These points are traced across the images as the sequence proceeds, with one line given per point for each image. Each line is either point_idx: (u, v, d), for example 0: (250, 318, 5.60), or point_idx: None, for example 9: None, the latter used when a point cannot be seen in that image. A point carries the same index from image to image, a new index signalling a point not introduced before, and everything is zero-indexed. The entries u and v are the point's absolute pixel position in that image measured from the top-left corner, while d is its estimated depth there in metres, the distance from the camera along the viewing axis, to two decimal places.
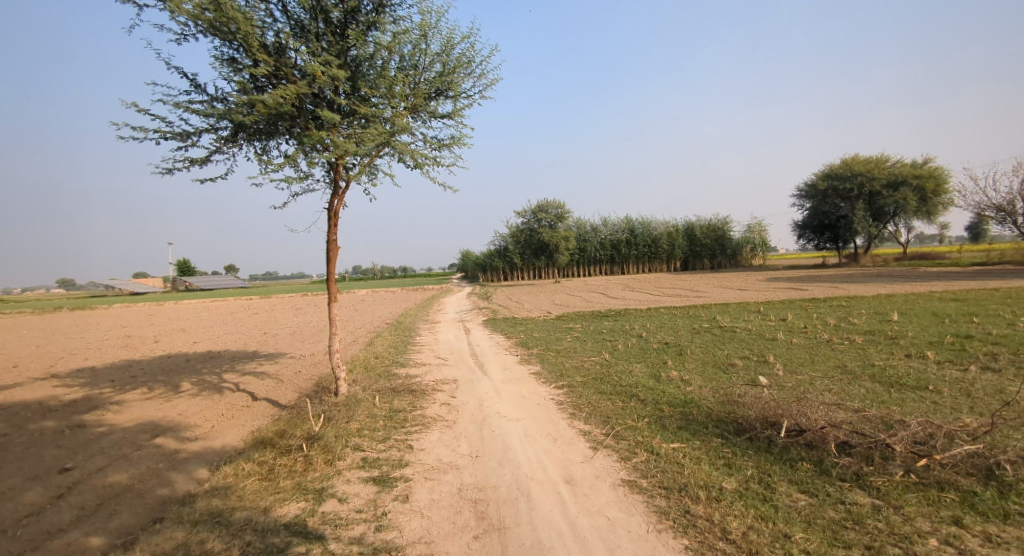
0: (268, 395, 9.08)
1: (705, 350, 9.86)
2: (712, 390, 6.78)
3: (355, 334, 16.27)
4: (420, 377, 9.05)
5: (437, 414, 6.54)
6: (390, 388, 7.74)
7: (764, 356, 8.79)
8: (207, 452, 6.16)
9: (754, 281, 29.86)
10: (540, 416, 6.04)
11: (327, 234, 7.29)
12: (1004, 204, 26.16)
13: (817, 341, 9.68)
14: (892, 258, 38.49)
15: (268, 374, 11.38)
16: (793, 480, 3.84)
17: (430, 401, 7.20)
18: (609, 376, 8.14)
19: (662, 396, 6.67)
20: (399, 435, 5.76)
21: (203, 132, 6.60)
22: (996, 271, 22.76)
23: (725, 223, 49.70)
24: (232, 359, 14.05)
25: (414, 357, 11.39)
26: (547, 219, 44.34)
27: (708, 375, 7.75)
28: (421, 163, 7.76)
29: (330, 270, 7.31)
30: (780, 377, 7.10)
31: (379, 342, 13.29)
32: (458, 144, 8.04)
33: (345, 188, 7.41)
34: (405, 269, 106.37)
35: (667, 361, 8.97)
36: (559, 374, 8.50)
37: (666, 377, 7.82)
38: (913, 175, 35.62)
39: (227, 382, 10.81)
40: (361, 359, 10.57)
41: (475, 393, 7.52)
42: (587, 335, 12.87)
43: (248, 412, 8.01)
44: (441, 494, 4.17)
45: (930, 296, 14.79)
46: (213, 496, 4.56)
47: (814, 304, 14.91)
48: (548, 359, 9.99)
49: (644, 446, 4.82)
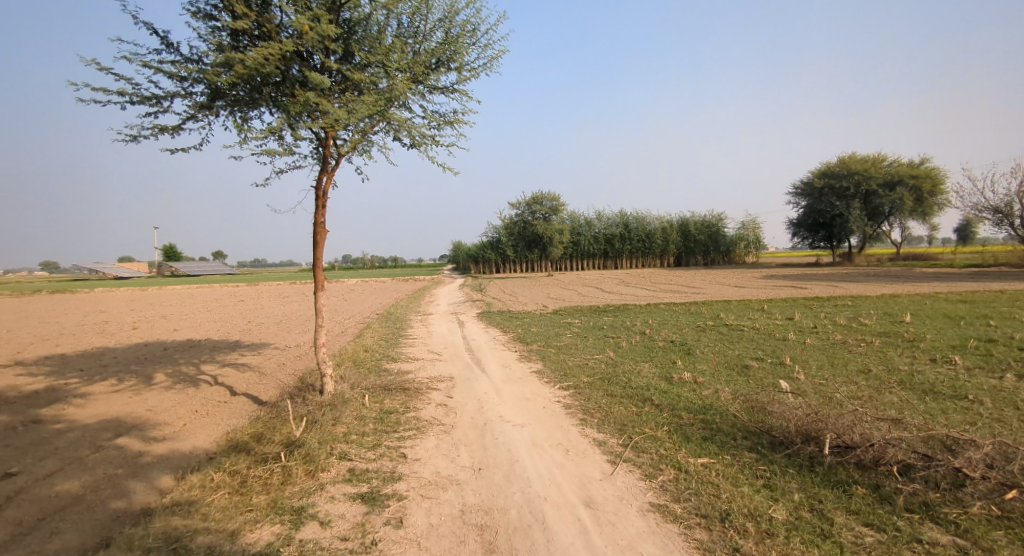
0: (248, 390, 8.42)
1: (715, 349, 9.35)
2: (733, 395, 6.25)
3: (343, 324, 15.57)
4: (413, 373, 8.43)
5: (432, 417, 5.94)
6: (381, 386, 7.12)
7: (779, 357, 8.31)
8: (173, 456, 5.50)
9: (749, 278, 29.48)
10: (548, 422, 5.46)
11: (315, 216, 6.63)
12: (1001, 206, 26.02)
13: (830, 342, 9.22)
14: (886, 258, 38.35)
15: (250, 366, 10.69)
16: (851, 511, 3.30)
17: (425, 401, 6.60)
18: (617, 377, 7.60)
19: (678, 401, 6.14)
20: (391, 441, 5.16)
21: (174, 96, 5.91)
22: (995, 273, 22.60)
23: (719, 219, 49.39)
24: (212, 349, 13.32)
25: (406, 350, 10.77)
26: (542, 211, 42.27)
27: (723, 378, 7.23)
28: (419, 141, 7.15)
29: (318, 256, 6.65)
30: (804, 382, 6.59)
31: (369, 334, 12.63)
32: (460, 122, 7.42)
33: (335, 166, 6.76)
34: (395, 259, 105.38)
35: (677, 361, 8.44)
36: (562, 372, 7.95)
37: (679, 379, 7.28)
38: (910, 175, 35.46)
39: (205, 374, 10.11)
40: (350, 353, 9.92)
41: (473, 393, 6.93)
42: (587, 331, 12.34)
43: (224, 410, 7.35)
44: (441, 517, 3.58)
45: (936, 297, 14.46)
46: (174, 513, 3.93)
47: (819, 303, 14.48)
48: (549, 356, 9.43)
49: (670, 461, 4.27)
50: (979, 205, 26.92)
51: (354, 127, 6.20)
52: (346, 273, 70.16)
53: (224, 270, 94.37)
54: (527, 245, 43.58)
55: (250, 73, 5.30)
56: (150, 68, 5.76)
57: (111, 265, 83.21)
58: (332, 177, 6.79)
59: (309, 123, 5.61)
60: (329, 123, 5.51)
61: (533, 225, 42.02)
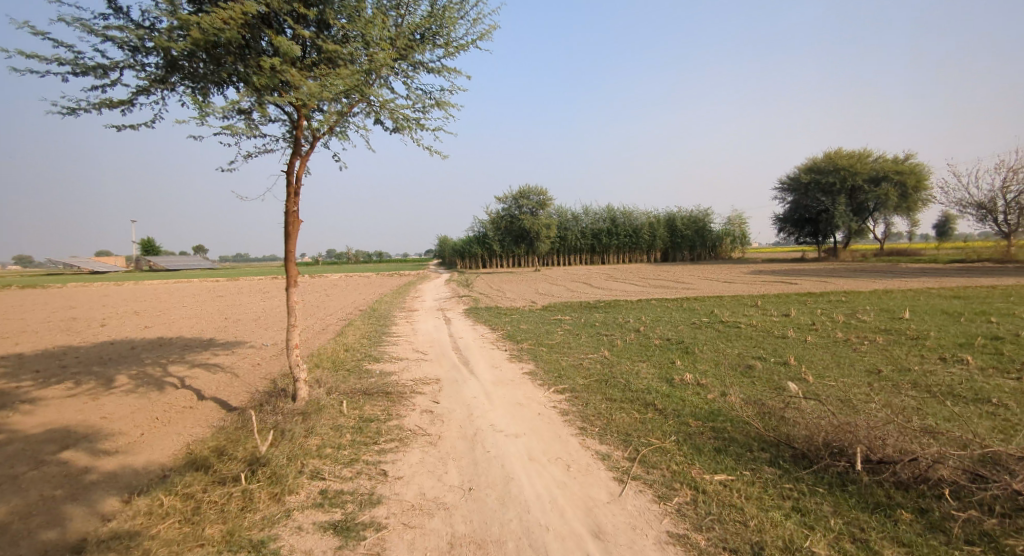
0: (217, 394, 7.77)
1: (714, 348, 8.97)
2: (740, 398, 5.83)
3: (324, 321, 14.90)
4: (397, 375, 7.86)
5: (417, 426, 5.39)
6: (361, 390, 6.55)
7: (782, 357, 7.94)
8: (123, 474, 4.87)
9: (737, 273, 29.42)
10: (545, 432, 4.97)
11: (286, 205, 6.01)
12: (985, 202, 26.28)
13: (832, 340, 8.90)
14: (870, 254, 38.72)
15: (222, 367, 10.00)
16: (900, 543, 2.87)
17: (408, 408, 6.05)
18: (615, 378, 7.14)
19: (683, 406, 5.70)
20: (370, 456, 4.62)
21: (124, 67, 5.21)
22: (979, 269, 22.80)
23: (706, 215, 49.44)
24: (183, 349, 12.55)
25: (390, 350, 10.20)
26: (529, 206, 41.91)
27: (727, 379, 6.83)
28: (401, 123, 6.58)
29: (291, 249, 6.04)
30: (813, 383, 6.23)
31: (351, 332, 12.02)
32: (447, 103, 6.87)
33: (310, 150, 6.14)
34: (380, 254, 104.08)
35: (676, 362, 8.02)
36: (556, 374, 7.47)
37: (681, 381, 6.85)
38: (894, 171, 35.77)
39: (172, 376, 9.40)
40: (329, 352, 9.31)
41: (462, 397, 6.41)
42: (579, 328, 11.90)
43: (189, 417, 6.71)
44: (426, 553, 3.07)
45: (929, 293, 14.32)
46: (110, 549, 3.34)
47: (813, 299, 14.27)
48: (541, 355, 8.95)
49: (683, 479, 3.80)
50: (964, 201, 27.18)
51: (328, 106, 5.59)
52: (331, 268, 68.90)
53: (204, 265, 92.11)
54: (514, 239, 43.04)
55: (208, 38, 4.65)
56: (94, 33, 5.05)
57: (84, 259, 80.58)
58: (306, 163, 6.19)
59: (277, 98, 4.97)
60: (300, 98, 4.90)
61: (520, 219, 41.45)
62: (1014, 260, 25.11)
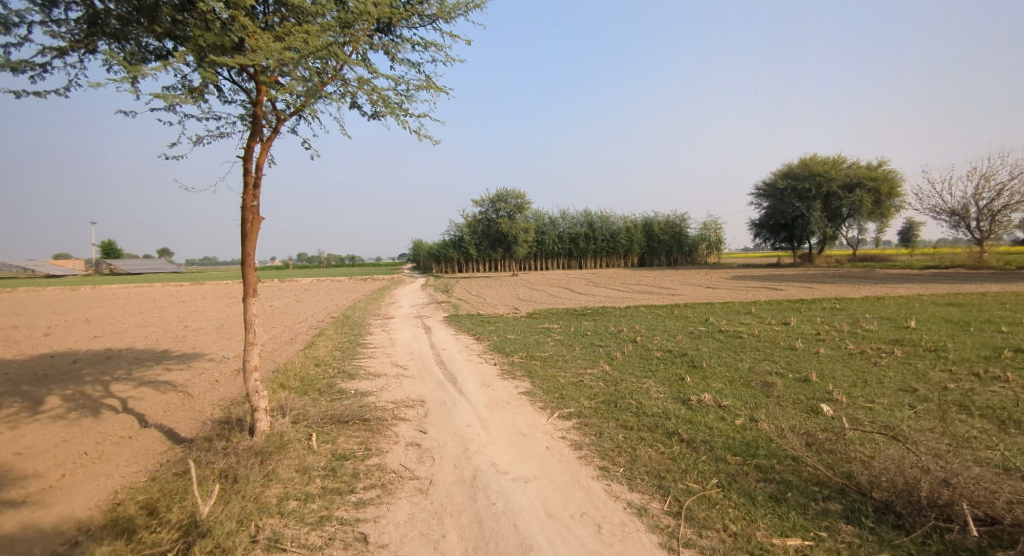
0: (162, 419, 6.63)
1: (722, 361, 8.31)
2: (775, 426, 5.13)
3: (293, 331, 13.72)
4: (374, 397, 6.85)
5: (402, 467, 4.45)
6: (335, 417, 5.55)
7: (798, 372, 7.36)
8: (23, 540, 3.77)
9: (717, 279, 29.21)
10: (559, 475, 4.11)
11: (243, 199, 5.02)
12: (958, 208, 27.20)
13: (846, 353, 8.40)
14: (845, 260, 39.25)
15: (173, 384, 8.79)
16: None
17: (390, 441, 5.09)
18: (624, 399, 6.37)
19: (712, 435, 4.97)
20: (346, 511, 3.67)
21: (32, 22, 4.12)
22: (955, 275, 23.16)
23: (683, 220, 49.58)
24: (131, 362, 11.18)
25: (367, 363, 9.19)
26: (506, 209, 40.80)
27: (749, 400, 6.16)
28: (382, 107, 5.71)
29: (249, 251, 5.05)
30: (850, 408, 5.60)
31: (322, 343, 10.95)
32: (435, 87, 6.05)
33: (272, 134, 5.17)
34: (353, 258, 101.81)
35: (685, 378, 7.33)
36: (557, 394, 6.62)
37: (698, 403, 6.11)
38: (868, 178, 36.51)
39: (112, 394, 8.14)
40: (296, 369, 8.24)
41: (454, 424, 5.52)
42: (571, 338, 11.13)
43: (126, 451, 5.56)
44: None
45: (924, 301, 14.11)
46: None
47: (807, 307, 13.89)
48: (536, 370, 8.12)
49: (750, 546, 3.01)
50: (938, 207, 27.80)
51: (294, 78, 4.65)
52: (302, 272, 66.55)
53: (167, 268, 88.02)
54: (492, 243, 41.98)
55: None
56: None
57: (34, 262, 75.96)
58: (268, 149, 5.21)
59: (226, 57, 3.99)
60: (258, 60, 3.96)
61: (498, 222, 40.41)
62: (986, 266, 25.82)
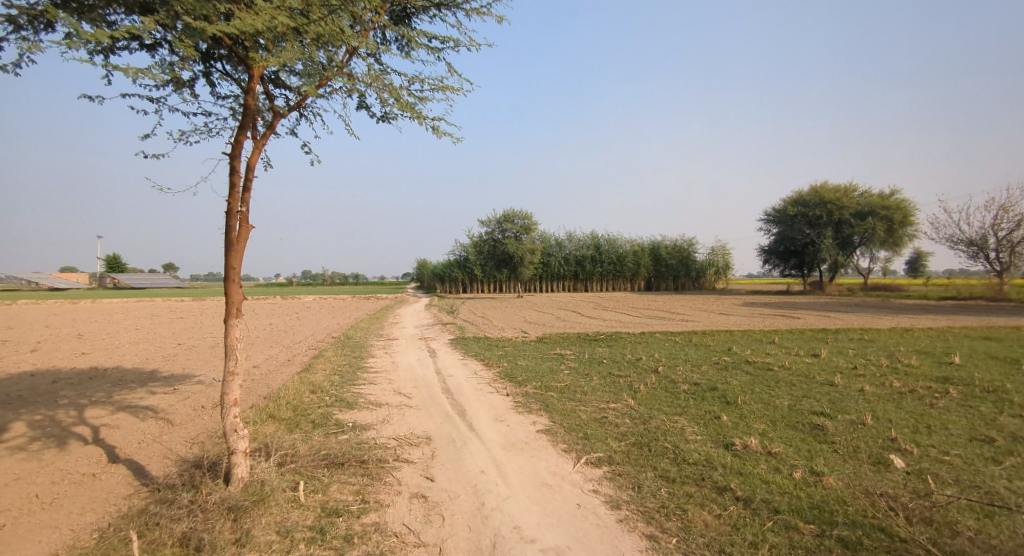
0: (133, 452, 5.85)
1: (758, 398, 7.53)
2: (845, 482, 4.38)
3: (290, 352, 13.00)
4: (374, 431, 6.08)
5: (406, 527, 3.70)
6: (326, 460, 4.78)
7: (847, 414, 6.59)
8: None
9: (728, 305, 28.49)
10: (598, 546, 3.35)
11: (229, 203, 4.41)
12: (976, 238, 26.70)
13: (894, 392, 7.63)
14: (858, 289, 38.53)
15: (154, 410, 8.01)
16: None
17: (391, 491, 4.31)
18: (658, 442, 5.60)
19: (773, 493, 4.19)
20: None
21: None
22: (977, 307, 22.49)
23: (691, 245, 49.08)
24: (115, 383, 10.40)
25: (367, 391, 8.43)
26: (513, 230, 40.33)
27: (802, 446, 5.38)
28: (393, 105, 5.21)
29: (233, 264, 4.40)
30: (927, 462, 4.81)
31: (320, 366, 10.20)
32: (451, 89, 5.55)
33: (266, 133, 4.66)
34: (356, 276, 101.49)
35: (721, 417, 6.55)
36: (581, 433, 5.85)
37: (744, 449, 5.32)
38: (880, 206, 36.10)
39: (86, 420, 7.37)
40: (289, 396, 7.48)
41: (466, 470, 4.75)
42: (587, 366, 10.37)
43: (83, 492, 4.78)
44: None
45: (958, 335, 13.36)
46: None
47: (833, 337, 13.16)
48: (554, 403, 7.35)
49: None
50: (954, 237, 27.34)
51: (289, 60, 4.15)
52: (305, 289, 66.15)
53: (170, 282, 87.78)
54: (497, 264, 41.48)
55: None
56: None
57: (38, 274, 75.86)
58: (261, 148, 4.67)
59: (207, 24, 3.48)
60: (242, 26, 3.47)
61: (504, 243, 39.90)
62: (1007, 298, 25.15)
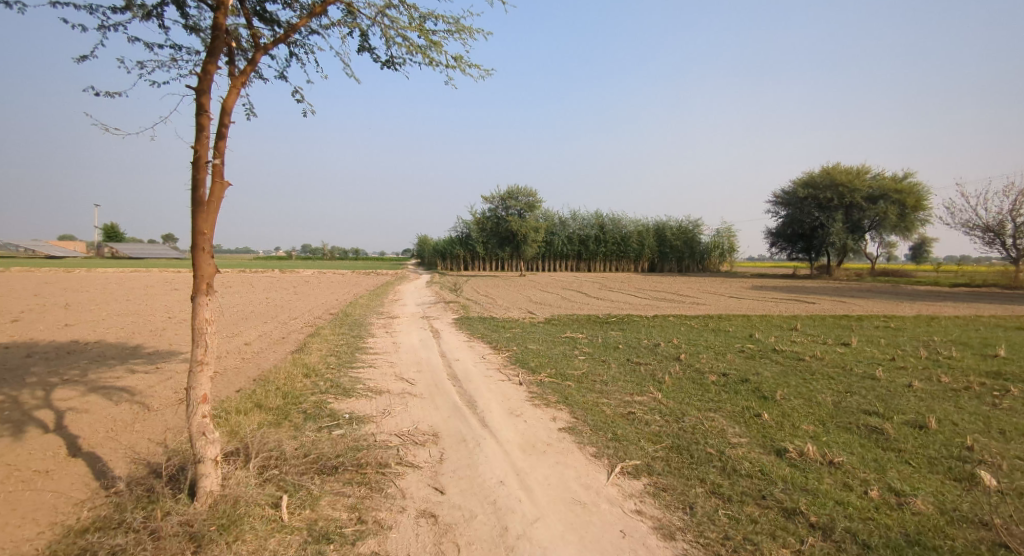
0: (98, 445, 5.08)
1: (797, 392, 6.82)
2: (938, 507, 3.65)
3: (285, 329, 12.21)
4: (374, 425, 5.34)
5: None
6: (316, 465, 4.03)
7: (903, 414, 5.86)
8: None
9: (737, 289, 27.76)
10: None
11: (195, 151, 3.55)
12: (993, 224, 25.85)
13: (947, 389, 6.91)
14: (865, 274, 37.82)
15: (132, 392, 7.26)
16: None
17: (394, 507, 3.58)
18: (699, 445, 4.87)
19: (856, 521, 3.44)
20: None
21: None
22: (993, 296, 21.83)
23: (696, 226, 48.08)
24: (93, 360, 9.60)
25: (366, 375, 7.68)
26: (516, 207, 39.20)
27: (867, 456, 4.66)
28: (402, 43, 4.38)
29: (203, 229, 3.58)
30: (1020, 479, 4.11)
31: (315, 346, 9.45)
32: (469, 29, 4.73)
33: (247, 67, 3.84)
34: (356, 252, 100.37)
35: (763, 416, 5.81)
36: (610, 433, 5.14)
37: (801, 457, 4.59)
38: (893, 190, 35.12)
39: (52, 402, 6.60)
40: (279, 381, 6.71)
41: (483, 480, 4.02)
42: (603, 352, 9.62)
43: (26, 496, 4.00)
44: None
45: (989, 325, 12.64)
46: None
47: (859, 325, 12.46)
48: (573, 394, 6.62)
49: None
50: (971, 222, 26.52)
51: None
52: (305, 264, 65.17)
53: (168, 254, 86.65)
54: (499, 242, 40.44)
55: None
56: None
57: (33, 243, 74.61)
58: (240, 87, 3.83)
59: None
60: None
61: (507, 220, 38.82)
62: None
